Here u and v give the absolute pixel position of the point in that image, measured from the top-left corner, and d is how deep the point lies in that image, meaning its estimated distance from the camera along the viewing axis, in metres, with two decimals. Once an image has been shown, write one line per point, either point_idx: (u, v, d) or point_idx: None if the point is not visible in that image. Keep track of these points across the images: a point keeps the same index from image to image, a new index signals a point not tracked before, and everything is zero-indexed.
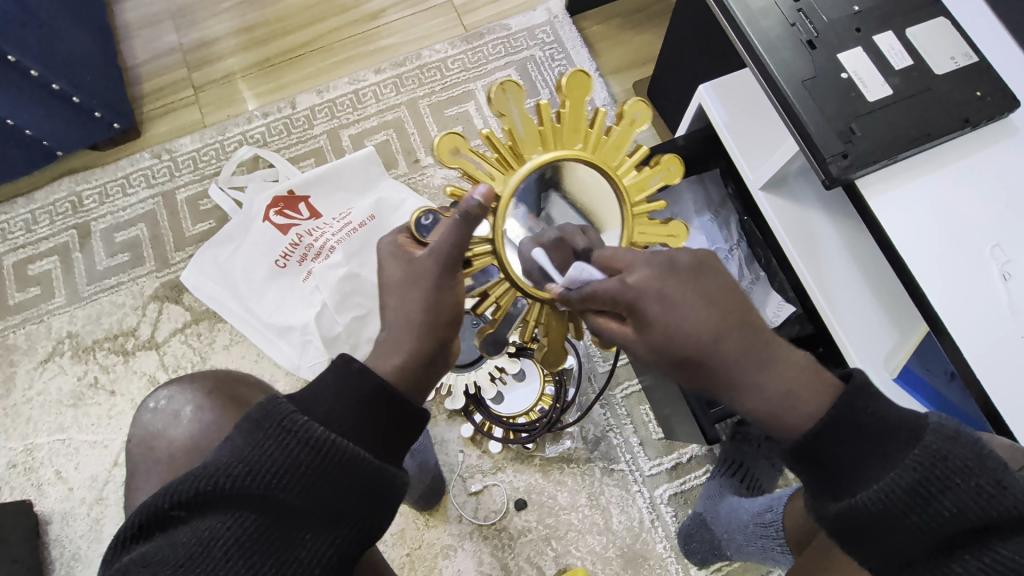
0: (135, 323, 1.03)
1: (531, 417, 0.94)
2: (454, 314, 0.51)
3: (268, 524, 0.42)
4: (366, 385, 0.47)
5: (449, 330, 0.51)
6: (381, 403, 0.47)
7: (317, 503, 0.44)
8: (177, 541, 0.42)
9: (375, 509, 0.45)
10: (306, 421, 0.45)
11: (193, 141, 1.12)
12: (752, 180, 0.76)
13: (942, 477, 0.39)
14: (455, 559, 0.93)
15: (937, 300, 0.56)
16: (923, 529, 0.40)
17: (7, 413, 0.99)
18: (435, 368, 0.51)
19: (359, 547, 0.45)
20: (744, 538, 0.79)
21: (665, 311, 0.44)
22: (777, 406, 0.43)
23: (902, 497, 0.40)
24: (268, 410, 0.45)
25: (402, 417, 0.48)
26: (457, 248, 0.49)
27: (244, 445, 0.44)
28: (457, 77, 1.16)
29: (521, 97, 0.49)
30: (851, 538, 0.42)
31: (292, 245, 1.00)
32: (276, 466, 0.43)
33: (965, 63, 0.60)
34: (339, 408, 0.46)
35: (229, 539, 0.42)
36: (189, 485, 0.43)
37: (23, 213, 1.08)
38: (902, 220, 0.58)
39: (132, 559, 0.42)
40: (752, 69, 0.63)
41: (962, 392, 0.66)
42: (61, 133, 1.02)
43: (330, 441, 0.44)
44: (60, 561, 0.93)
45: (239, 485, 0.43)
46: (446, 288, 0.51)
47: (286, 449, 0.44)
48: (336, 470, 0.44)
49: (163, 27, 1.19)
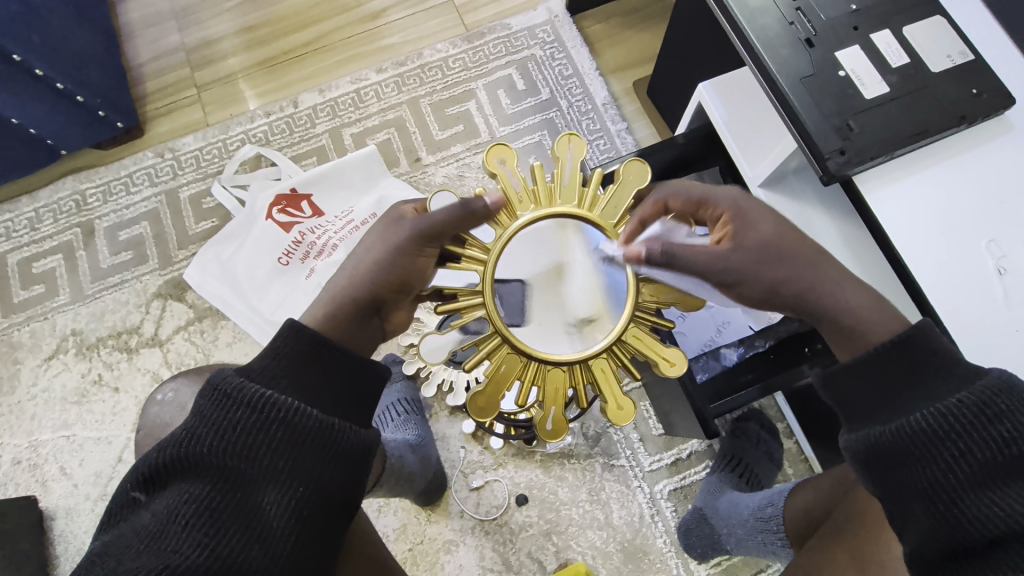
0: (139, 321, 1.04)
1: (533, 413, 0.94)
2: (399, 279, 0.55)
3: (222, 491, 0.43)
4: (311, 342, 0.49)
5: (388, 291, 0.55)
6: (333, 359, 0.49)
7: (267, 464, 0.44)
8: (140, 524, 0.43)
9: (325, 460, 0.46)
10: (242, 381, 0.45)
11: (196, 140, 1.13)
12: (752, 177, 0.77)
13: (1001, 410, 0.40)
14: (457, 553, 0.94)
15: (932, 293, 0.57)
16: (963, 459, 0.41)
17: (12, 410, 1.00)
18: (368, 322, 0.56)
19: (318, 502, 0.45)
20: (744, 532, 0.80)
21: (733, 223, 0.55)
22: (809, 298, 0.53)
23: (955, 420, 0.41)
24: (207, 383, 0.46)
25: (358, 374, 0.51)
26: (439, 227, 0.53)
27: (187, 418, 0.45)
28: (458, 76, 1.17)
29: (580, 153, 0.55)
30: (890, 459, 0.44)
31: (294, 243, 1.02)
32: (217, 431, 0.44)
33: (961, 60, 0.61)
34: (276, 369, 0.48)
35: (184, 511, 0.42)
36: (143, 467, 0.44)
37: (28, 211, 1.09)
38: (898, 215, 0.58)
39: (102, 548, 0.43)
40: (751, 68, 0.63)
41: None
42: (66, 132, 1.03)
43: (265, 398, 0.45)
44: (64, 557, 0.94)
45: (185, 455, 0.43)
46: (410, 255, 0.54)
47: (229, 413, 0.44)
48: (279, 427, 0.45)
49: (166, 27, 1.20)
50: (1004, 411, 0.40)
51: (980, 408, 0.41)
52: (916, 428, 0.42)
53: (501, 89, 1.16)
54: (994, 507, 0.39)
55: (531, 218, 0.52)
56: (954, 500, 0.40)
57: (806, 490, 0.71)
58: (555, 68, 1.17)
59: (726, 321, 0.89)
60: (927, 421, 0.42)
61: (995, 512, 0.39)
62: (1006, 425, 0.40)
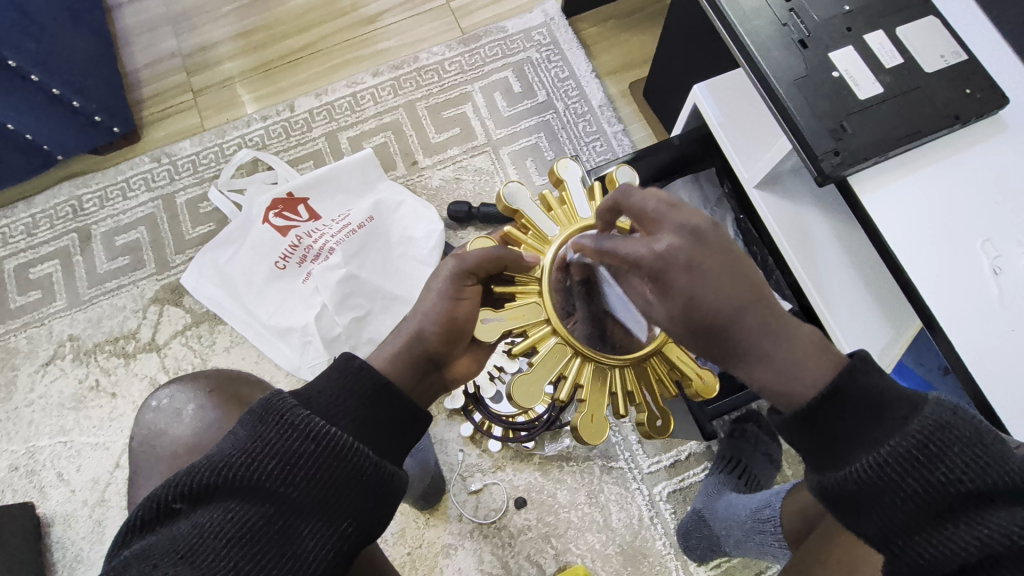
0: (135, 326, 1.04)
1: (531, 417, 0.90)
2: (444, 329, 0.53)
3: (269, 518, 0.43)
4: (367, 381, 0.50)
5: (440, 344, 0.53)
6: (384, 400, 0.50)
7: (313, 495, 0.44)
8: (177, 533, 0.42)
9: (373, 504, 0.46)
10: (308, 415, 0.46)
11: (193, 145, 1.13)
12: (747, 178, 0.77)
13: (940, 447, 0.38)
14: (456, 557, 0.93)
15: (928, 295, 0.57)
16: (915, 501, 0.38)
17: (9, 417, 1.00)
18: (427, 377, 0.54)
19: (358, 541, 0.46)
20: (742, 534, 0.80)
21: (693, 280, 0.39)
22: (782, 382, 0.41)
23: (901, 464, 0.38)
24: (270, 404, 0.46)
25: (405, 416, 0.51)
26: (478, 264, 0.53)
27: (246, 437, 0.45)
28: (454, 79, 1.17)
29: None
30: (847, 510, 0.40)
31: (291, 246, 1.01)
32: (279, 457, 0.44)
33: (955, 60, 0.61)
34: (339, 402, 0.48)
35: (231, 530, 0.42)
36: (191, 478, 0.43)
37: (24, 217, 1.08)
38: (893, 215, 0.58)
39: (132, 553, 0.41)
40: (745, 69, 0.63)
41: (954, 384, 0.72)
42: (62, 137, 1.03)
43: (330, 434, 0.45)
44: (62, 563, 0.94)
45: (240, 474, 0.43)
46: (459, 298, 0.54)
47: (286, 441, 0.44)
48: (330, 462, 0.44)
49: (162, 31, 1.20)
50: (941, 448, 0.38)
51: (922, 448, 0.38)
52: (865, 477, 0.39)
53: (498, 93, 1.16)
54: (951, 542, 0.37)
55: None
56: (915, 540, 0.38)
57: (803, 491, 0.71)
58: (552, 70, 1.17)
59: None
60: (874, 469, 0.39)
61: (951, 548, 0.37)
62: (945, 465, 0.38)
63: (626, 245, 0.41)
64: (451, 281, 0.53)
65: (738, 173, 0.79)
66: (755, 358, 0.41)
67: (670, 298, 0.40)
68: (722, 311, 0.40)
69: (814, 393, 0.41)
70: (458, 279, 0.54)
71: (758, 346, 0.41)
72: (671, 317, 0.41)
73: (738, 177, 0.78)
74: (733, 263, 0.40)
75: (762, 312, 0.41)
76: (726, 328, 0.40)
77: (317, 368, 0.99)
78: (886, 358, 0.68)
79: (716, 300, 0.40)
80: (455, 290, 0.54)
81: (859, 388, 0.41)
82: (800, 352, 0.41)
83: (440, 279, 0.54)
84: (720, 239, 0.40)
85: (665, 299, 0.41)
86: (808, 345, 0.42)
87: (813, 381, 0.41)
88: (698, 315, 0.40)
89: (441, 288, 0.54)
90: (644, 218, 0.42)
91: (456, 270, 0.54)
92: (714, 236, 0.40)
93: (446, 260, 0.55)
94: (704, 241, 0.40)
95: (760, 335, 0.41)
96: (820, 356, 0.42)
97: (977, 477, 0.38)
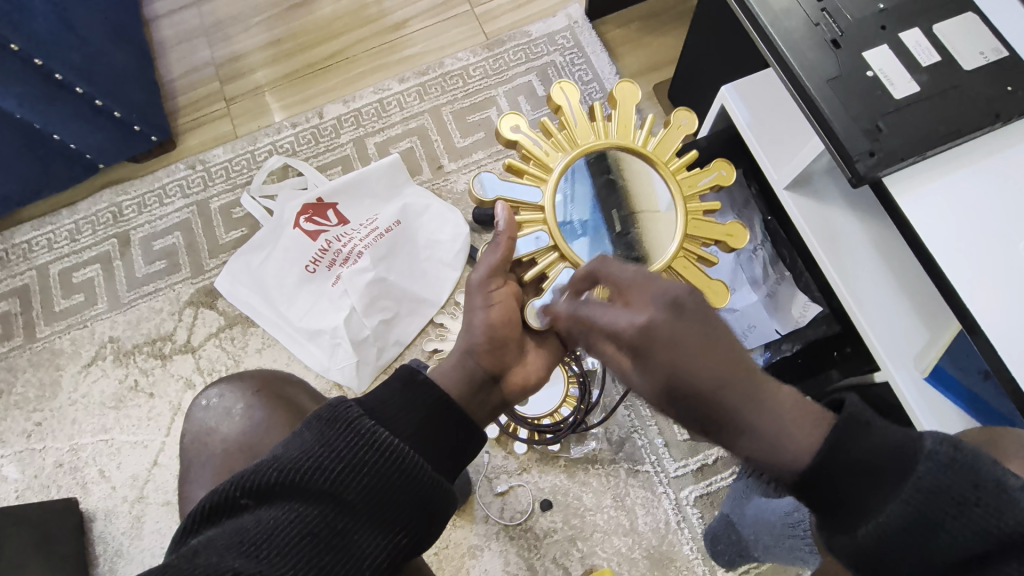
0: (172, 328, 1.07)
1: (556, 418, 0.95)
2: (488, 338, 0.57)
3: (329, 521, 0.44)
4: (426, 395, 0.53)
5: (488, 355, 0.58)
6: (440, 414, 0.52)
7: (370, 501, 0.46)
8: (242, 526, 0.43)
9: (426, 517, 0.48)
10: (374, 426, 0.48)
11: (226, 152, 1.16)
12: (776, 180, 0.76)
13: (936, 508, 0.36)
14: (482, 558, 0.94)
15: (971, 300, 0.55)
16: (936, 552, 0.36)
17: (53, 415, 1.04)
18: (484, 390, 0.58)
19: (408, 552, 0.47)
20: (772, 539, 0.76)
21: (672, 355, 0.42)
22: (768, 453, 0.42)
23: (903, 530, 0.37)
24: (338, 411, 0.49)
25: (464, 430, 0.53)
26: (501, 268, 0.59)
27: (314, 441, 0.47)
28: (479, 84, 1.18)
29: (574, 93, 0.63)
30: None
31: (321, 251, 1.03)
32: (343, 463, 0.46)
33: (995, 58, 0.59)
34: (403, 413, 0.52)
35: (293, 529, 0.43)
36: (259, 475, 0.45)
37: (68, 223, 1.13)
38: (933, 218, 0.57)
39: (198, 542, 0.43)
40: (776, 69, 0.63)
41: (998, 390, 0.63)
42: (104, 145, 1.07)
43: (394, 446, 0.48)
44: (104, 557, 0.97)
45: (305, 477, 0.45)
46: (486, 308, 0.58)
47: (352, 448, 0.47)
48: (390, 472, 0.47)
49: (196, 42, 1.23)
50: (914, 534, 0.37)
51: (912, 517, 0.37)
52: (874, 540, 0.38)
53: (521, 96, 1.17)
54: None
55: (568, 160, 0.61)
56: None
57: None
58: (575, 73, 1.17)
59: (752, 324, 0.88)
60: (878, 535, 0.38)
61: None
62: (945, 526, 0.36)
63: (608, 316, 0.46)
64: (478, 291, 0.58)
65: (767, 175, 0.78)
66: (742, 435, 0.42)
67: (649, 367, 0.43)
68: (704, 388, 0.42)
69: (811, 455, 0.41)
70: (484, 287, 0.58)
71: (740, 422, 0.42)
72: (651, 387, 0.44)
73: (766, 179, 0.77)
74: (714, 336, 0.43)
75: (703, 404, 0.42)
76: (707, 401, 0.42)
77: (347, 370, 1.00)
78: (922, 362, 0.67)
79: (692, 370, 0.42)
80: (484, 297, 0.58)
81: (853, 451, 0.40)
82: (786, 413, 0.42)
83: (471, 292, 0.59)
84: (699, 313, 0.44)
85: (639, 364, 0.44)
86: (796, 411, 0.43)
87: (802, 446, 0.41)
88: (678, 388, 0.43)
89: (473, 301, 0.59)
90: (625, 294, 0.47)
91: (479, 278, 0.59)
92: (657, 299, 0.44)
93: (470, 278, 0.60)
94: (684, 315, 0.43)
95: (729, 399, 0.42)
96: (809, 416, 0.43)
97: (977, 532, 0.36)
